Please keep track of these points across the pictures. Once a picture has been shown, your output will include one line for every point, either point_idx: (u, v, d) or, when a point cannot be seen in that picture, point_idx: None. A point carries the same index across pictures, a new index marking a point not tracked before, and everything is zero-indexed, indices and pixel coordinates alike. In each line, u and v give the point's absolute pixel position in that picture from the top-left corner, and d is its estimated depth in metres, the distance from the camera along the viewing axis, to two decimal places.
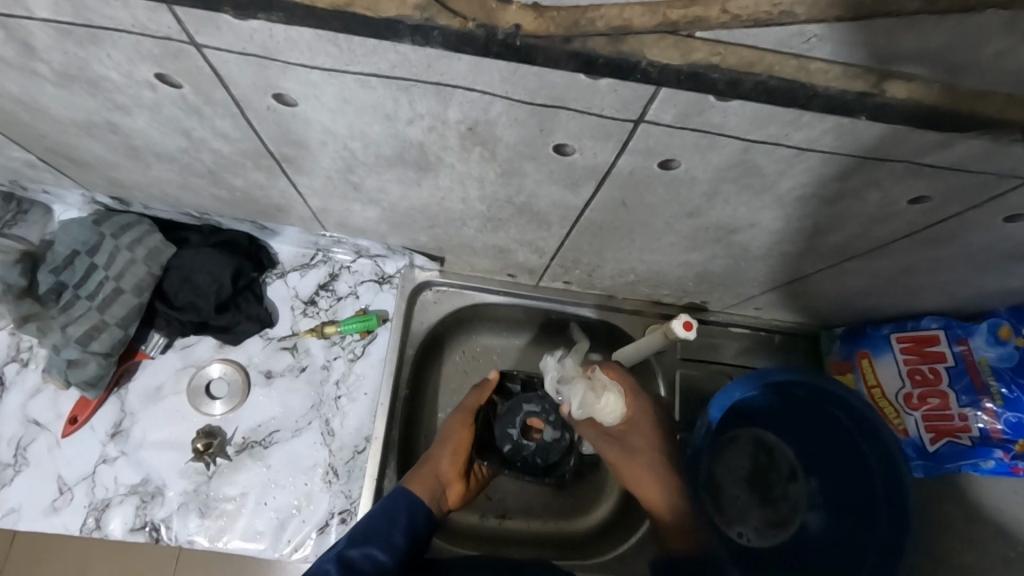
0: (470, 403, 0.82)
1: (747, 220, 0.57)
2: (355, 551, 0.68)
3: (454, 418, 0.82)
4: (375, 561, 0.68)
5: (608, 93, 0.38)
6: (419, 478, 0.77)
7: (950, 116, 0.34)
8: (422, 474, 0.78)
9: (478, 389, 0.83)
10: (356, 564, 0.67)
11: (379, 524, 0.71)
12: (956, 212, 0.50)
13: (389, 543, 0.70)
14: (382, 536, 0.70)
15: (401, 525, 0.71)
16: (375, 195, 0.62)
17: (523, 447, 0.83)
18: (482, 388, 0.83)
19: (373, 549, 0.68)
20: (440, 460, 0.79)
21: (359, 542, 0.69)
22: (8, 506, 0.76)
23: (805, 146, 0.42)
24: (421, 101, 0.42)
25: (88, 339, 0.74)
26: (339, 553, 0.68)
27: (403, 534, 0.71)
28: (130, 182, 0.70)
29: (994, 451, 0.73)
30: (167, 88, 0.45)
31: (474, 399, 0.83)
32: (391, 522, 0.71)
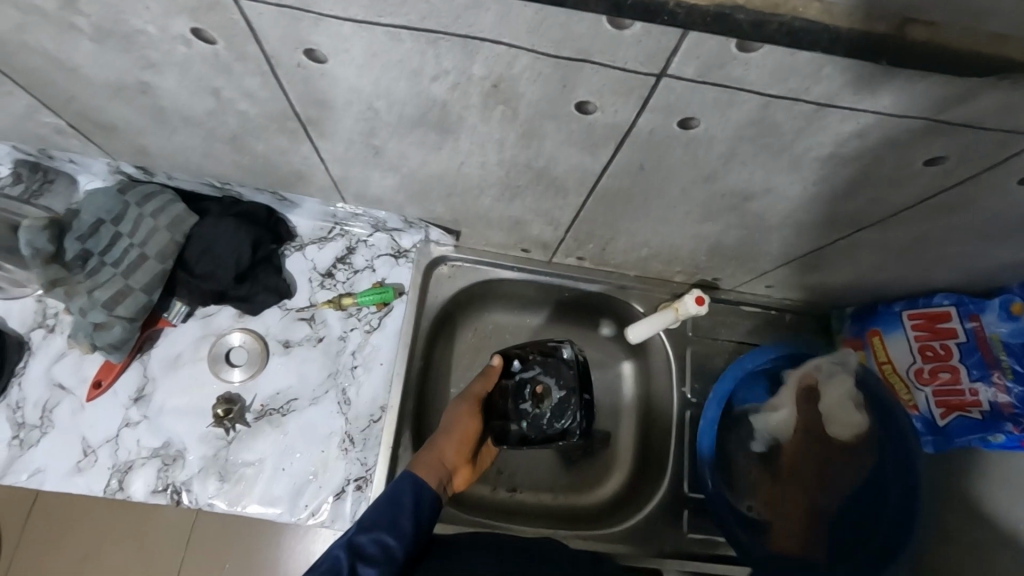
0: (476, 390, 0.79)
1: (763, 186, 0.57)
2: (363, 536, 0.62)
3: (459, 406, 0.79)
4: (386, 548, 0.62)
5: (632, 44, 0.39)
6: (424, 462, 0.72)
7: (970, 59, 0.35)
8: (427, 458, 0.73)
9: (483, 376, 0.80)
10: (366, 552, 0.61)
11: (385, 512, 0.64)
12: (973, 174, 0.51)
13: (397, 528, 0.63)
14: (388, 522, 0.63)
15: (408, 510, 0.65)
16: (396, 162, 0.64)
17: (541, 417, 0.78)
18: (486, 374, 0.81)
19: (382, 534, 0.62)
20: (445, 445, 0.75)
21: (367, 528, 0.63)
22: (35, 466, 0.78)
23: (824, 101, 0.43)
24: (448, 55, 0.43)
25: (113, 304, 0.76)
26: (348, 540, 0.62)
27: (412, 520, 0.64)
28: (155, 148, 0.71)
29: (1005, 424, 0.72)
30: (200, 44, 0.47)
31: (481, 387, 0.80)
32: (398, 505, 0.65)
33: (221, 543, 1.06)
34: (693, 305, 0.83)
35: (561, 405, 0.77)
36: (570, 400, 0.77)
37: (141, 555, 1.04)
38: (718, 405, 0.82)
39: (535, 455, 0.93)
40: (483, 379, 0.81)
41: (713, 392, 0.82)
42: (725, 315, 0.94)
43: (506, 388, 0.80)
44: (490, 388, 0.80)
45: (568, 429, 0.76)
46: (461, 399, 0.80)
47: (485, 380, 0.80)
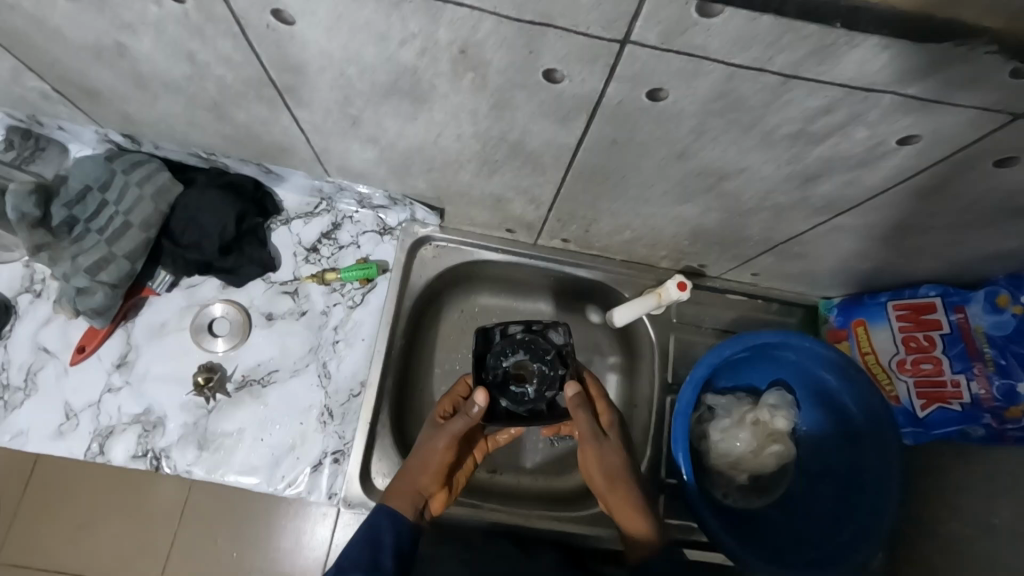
0: (455, 428, 0.72)
1: (738, 165, 0.57)
2: None
3: (435, 441, 0.74)
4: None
5: (591, 7, 0.39)
6: (397, 491, 0.73)
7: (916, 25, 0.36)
8: (400, 485, 0.73)
9: (467, 415, 0.72)
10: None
11: (365, 551, 0.67)
12: (947, 154, 0.50)
13: (377, 566, 0.65)
14: (368, 562, 0.65)
15: (387, 547, 0.67)
16: (374, 133, 0.64)
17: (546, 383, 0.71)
18: (467, 407, 0.71)
19: (363, 574, 0.64)
20: (419, 475, 0.73)
21: (347, 569, 0.65)
22: (18, 428, 0.79)
23: (789, 72, 0.42)
24: (412, 18, 0.43)
25: (96, 270, 0.77)
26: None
27: (391, 556, 0.67)
28: (139, 116, 0.72)
29: (984, 416, 0.72)
30: (170, 4, 0.47)
31: (463, 426, 0.72)
32: (377, 543, 0.67)
33: (203, 518, 1.07)
34: (675, 291, 0.83)
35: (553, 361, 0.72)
36: (535, 343, 0.72)
37: (128, 522, 1.06)
38: (695, 390, 0.79)
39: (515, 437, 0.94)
40: (464, 417, 0.72)
41: (687, 378, 0.79)
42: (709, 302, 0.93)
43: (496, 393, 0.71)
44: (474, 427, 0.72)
45: (563, 355, 0.73)
46: (438, 431, 0.74)
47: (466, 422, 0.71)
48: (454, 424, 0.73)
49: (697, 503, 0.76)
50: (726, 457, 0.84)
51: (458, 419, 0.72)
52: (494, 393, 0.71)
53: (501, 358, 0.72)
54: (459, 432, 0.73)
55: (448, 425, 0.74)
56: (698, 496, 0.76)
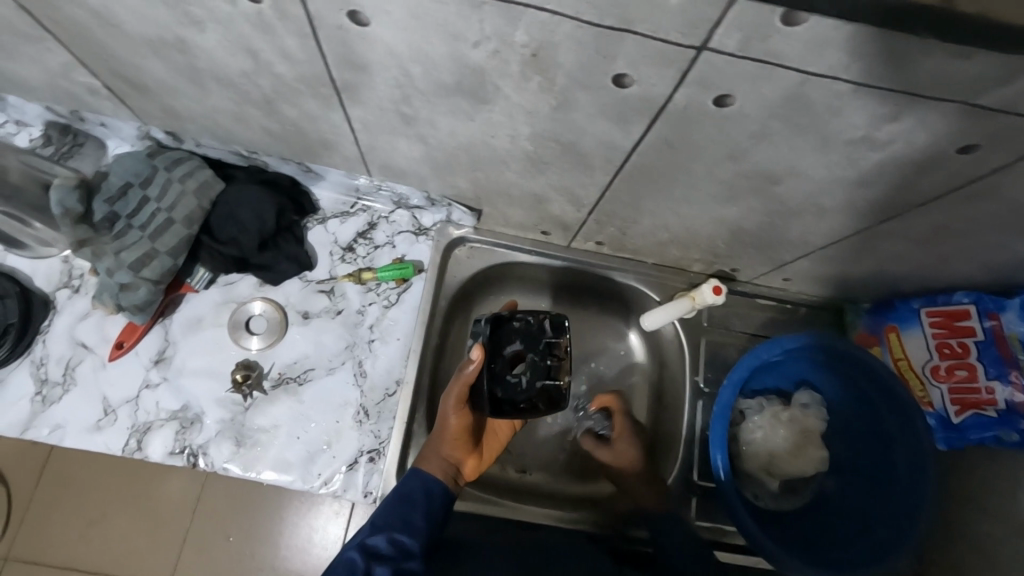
0: (454, 389, 0.74)
1: (790, 169, 0.58)
2: (375, 536, 0.67)
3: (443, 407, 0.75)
4: (400, 545, 0.67)
5: (675, 13, 0.39)
6: (420, 459, 0.75)
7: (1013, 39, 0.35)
8: (423, 454, 0.75)
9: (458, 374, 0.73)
10: (380, 552, 0.66)
11: (396, 512, 0.69)
12: (1003, 164, 0.51)
13: (408, 526, 0.68)
14: (400, 523, 0.68)
15: (416, 508, 0.70)
16: (425, 131, 0.64)
17: (538, 372, 0.71)
18: (463, 368, 0.73)
19: (395, 534, 0.67)
20: (437, 441, 0.75)
21: (380, 529, 0.67)
22: (56, 422, 0.79)
23: (862, 79, 0.43)
24: (490, 20, 0.44)
25: (139, 266, 0.77)
26: (361, 541, 0.67)
27: (423, 515, 0.70)
28: (186, 111, 0.72)
29: (1020, 423, 0.71)
30: (244, 3, 0.48)
31: (458, 384, 0.73)
32: (409, 503, 0.70)
33: (218, 513, 1.07)
34: (710, 295, 0.84)
35: (546, 352, 0.71)
36: (533, 331, 0.73)
37: (140, 517, 1.06)
38: (734, 392, 0.80)
39: (547, 437, 0.93)
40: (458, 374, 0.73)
41: (726, 380, 0.80)
42: (739, 307, 0.94)
43: (484, 381, 0.71)
44: (469, 381, 0.72)
45: (554, 342, 0.72)
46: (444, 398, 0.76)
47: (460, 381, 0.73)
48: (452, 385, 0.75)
49: (733, 499, 0.78)
50: (758, 458, 0.85)
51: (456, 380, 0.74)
52: (492, 385, 0.71)
53: (497, 352, 0.72)
54: (458, 392, 0.74)
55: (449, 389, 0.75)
56: (734, 492, 0.78)
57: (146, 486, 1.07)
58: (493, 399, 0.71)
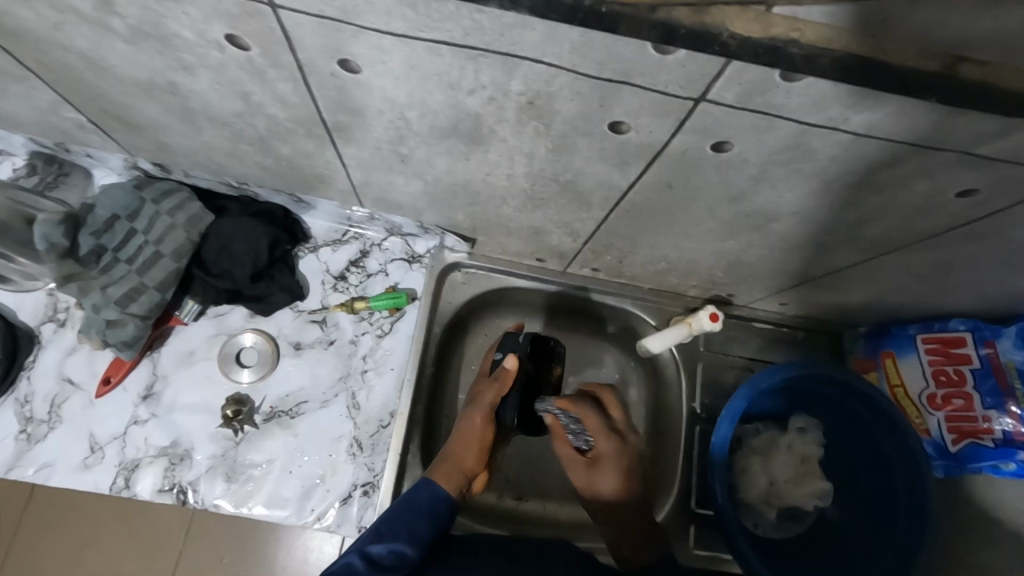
0: (488, 399, 0.72)
1: (791, 208, 0.57)
2: (378, 546, 0.60)
3: (473, 417, 0.72)
4: (404, 557, 0.60)
5: (675, 69, 0.39)
6: (440, 471, 0.71)
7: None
8: (444, 464, 0.71)
9: (496, 383, 0.72)
10: (382, 561, 0.58)
11: (400, 519, 0.63)
12: (1004, 206, 0.51)
13: (414, 538, 0.62)
14: (405, 533, 0.62)
15: (424, 518, 0.64)
16: (420, 169, 0.63)
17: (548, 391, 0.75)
18: (499, 380, 0.72)
19: (398, 542, 0.61)
20: (460, 451, 0.72)
21: (383, 537, 0.61)
22: (42, 461, 0.78)
23: (864, 131, 0.42)
24: (486, 71, 0.43)
25: (127, 301, 0.76)
26: (361, 549, 0.59)
27: (429, 528, 0.64)
28: (175, 146, 0.71)
29: (1018, 453, 0.71)
30: (234, 50, 0.46)
31: (494, 394, 0.72)
32: (416, 512, 0.65)
33: (206, 546, 1.04)
34: (707, 321, 0.81)
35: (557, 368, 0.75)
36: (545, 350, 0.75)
37: (133, 540, 1.04)
38: (731, 423, 0.79)
39: (545, 464, 0.91)
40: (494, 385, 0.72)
41: (724, 411, 0.80)
42: (736, 331, 0.93)
43: (521, 396, 0.71)
44: (508, 394, 0.71)
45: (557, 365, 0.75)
46: (472, 407, 0.73)
47: (499, 393, 0.71)
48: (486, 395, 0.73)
49: (734, 532, 0.76)
50: (758, 486, 0.84)
51: (489, 389, 0.72)
52: (525, 398, 0.72)
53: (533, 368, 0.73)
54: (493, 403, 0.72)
55: (479, 398, 0.73)
56: (734, 523, 0.77)
57: (133, 517, 1.04)
58: (524, 411, 0.71)
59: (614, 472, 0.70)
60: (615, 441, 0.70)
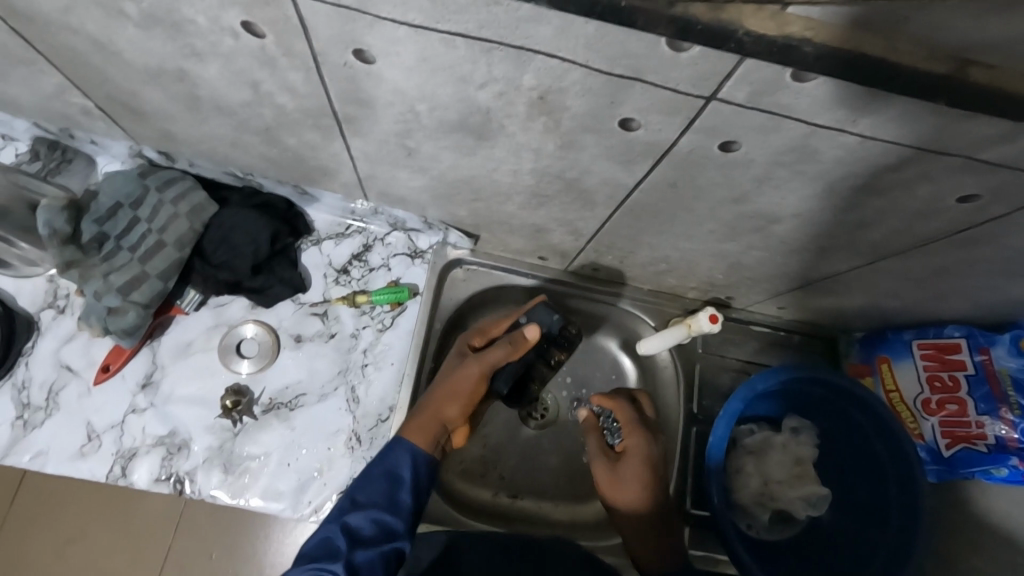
0: (495, 356, 0.71)
1: (792, 211, 0.58)
2: (357, 516, 0.62)
3: (473, 370, 0.70)
4: (384, 526, 0.62)
5: (687, 66, 0.39)
6: (419, 424, 0.69)
7: None
8: (424, 417, 0.70)
9: (510, 345, 0.71)
10: (362, 533, 0.61)
11: (380, 488, 0.64)
12: (1002, 213, 0.52)
13: (394, 505, 0.63)
14: (383, 500, 0.63)
15: (404, 485, 0.65)
16: (426, 163, 0.64)
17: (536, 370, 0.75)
18: (511, 342, 0.71)
19: (376, 512, 0.62)
20: (445, 405, 0.70)
21: (362, 507, 0.63)
22: (38, 448, 0.78)
23: (868, 133, 0.43)
24: (499, 64, 0.43)
25: (128, 289, 0.76)
26: (342, 521, 0.62)
27: (409, 493, 0.65)
28: (181, 135, 0.71)
29: (1010, 458, 0.72)
30: (248, 38, 0.47)
31: (505, 355, 0.71)
32: (394, 480, 0.65)
33: (198, 539, 1.03)
34: (706, 323, 0.81)
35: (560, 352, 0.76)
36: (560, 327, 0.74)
37: (125, 531, 1.03)
38: (729, 424, 0.80)
39: (542, 461, 0.91)
40: (506, 346, 0.71)
41: (722, 412, 0.80)
42: (734, 333, 0.94)
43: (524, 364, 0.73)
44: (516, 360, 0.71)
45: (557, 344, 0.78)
46: (473, 359, 0.71)
47: (507, 354, 0.71)
48: (494, 352, 0.71)
49: (729, 531, 0.77)
50: (752, 487, 0.85)
51: (500, 348, 0.71)
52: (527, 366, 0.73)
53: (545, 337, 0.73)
54: (498, 362, 0.71)
55: (485, 354, 0.71)
56: (730, 523, 0.77)
57: (128, 508, 1.04)
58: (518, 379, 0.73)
59: (637, 491, 0.73)
60: (640, 470, 0.73)
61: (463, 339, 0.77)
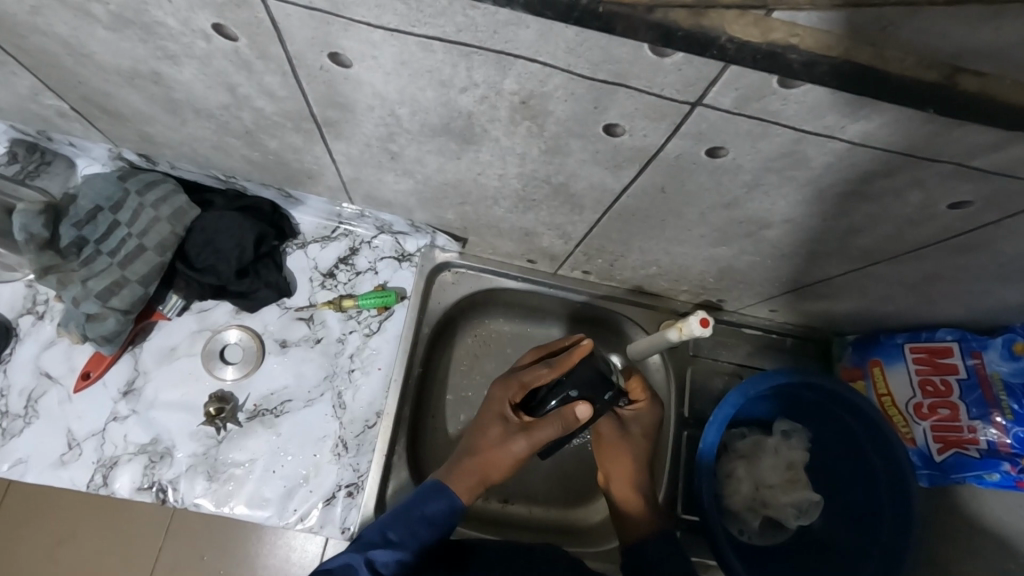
0: (546, 436, 0.66)
1: (783, 215, 0.57)
2: (382, 553, 0.61)
3: (520, 448, 0.67)
4: (405, 567, 0.61)
5: (671, 72, 0.38)
6: (467, 487, 0.68)
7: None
8: (469, 482, 0.68)
9: (561, 425, 0.65)
10: (384, 571, 0.60)
11: (409, 526, 0.63)
12: (993, 219, 0.51)
13: (421, 548, 0.63)
14: (410, 541, 0.62)
15: (433, 528, 0.64)
16: (411, 167, 0.62)
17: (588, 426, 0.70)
18: (560, 423, 0.66)
19: (402, 553, 0.61)
20: (492, 471, 0.68)
21: (388, 544, 0.62)
22: (17, 457, 0.76)
23: (858, 139, 0.42)
24: (479, 68, 0.42)
25: (107, 295, 0.75)
26: (366, 554, 0.61)
27: (436, 536, 0.64)
28: (161, 137, 0.69)
29: (1001, 464, 0.71)
30: (222, 40, 0.45)
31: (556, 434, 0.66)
32: (423, 522, 0.64)
33: (186, 543, 1.02)
34: (695, 328, 0.77)
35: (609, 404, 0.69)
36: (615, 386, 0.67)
37: (112, 536, 1.02)
38: (720, 427, 0.79)
39: (532, 465, 0.90)
40: (557, 426, 0.66)
41: (713, 416, 0.79)
42: (726, 336, 0.93)
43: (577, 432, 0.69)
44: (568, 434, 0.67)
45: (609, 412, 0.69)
46: (521, 435, 0.67)
47: (558, 432, 0.66)
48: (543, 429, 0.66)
49: (719, 537, 0.76)
50: (743, 491, 0.84)
51: (552, 427, 0.66)
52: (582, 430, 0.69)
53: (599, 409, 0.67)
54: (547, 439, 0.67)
55: (535, 433, 0.67)
56: (720, 529, 0.76)
57: (116, 513, 1.02)
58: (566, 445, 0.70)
59: (629, 455, 0.74)
60: (640, 438, 0.74)
61: (502, 395, 0.70)
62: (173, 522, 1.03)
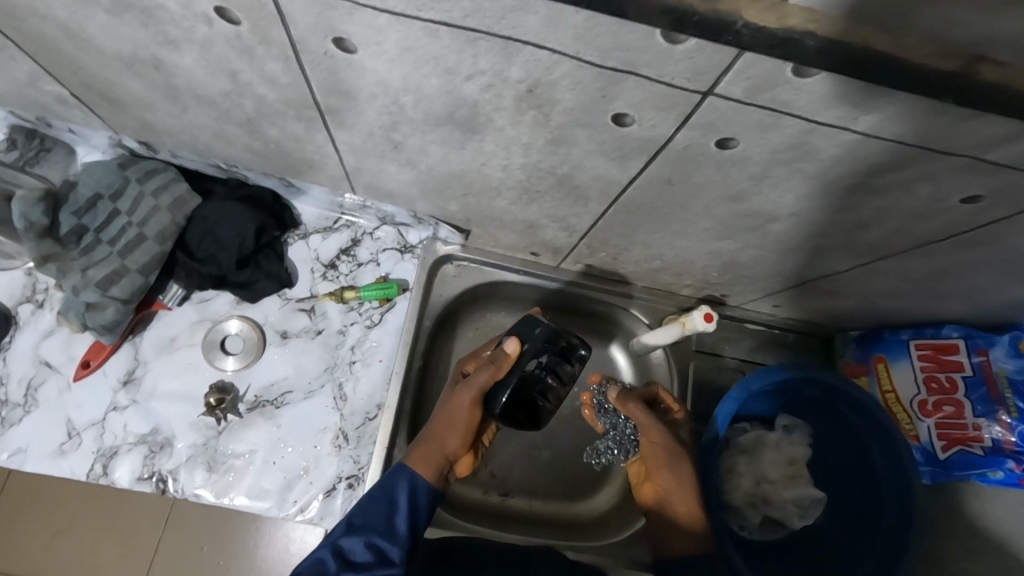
0: (480, 379, 0.69)
1: (792, 209, 0.56)
2: (351, 540, 0.59)
3: (461, 396, 0.70)
4: (377, 551, 0.59)
5: (682, 60, 0.37)
6: (420, 454, 0.68)
7: None
8: (425, 449, 0.69)
9: (492, 365, 0.69)
10: (354, 558, 0.58)
11: (376, 511, 0.62)
12: (1004, 215, 0.50)
13: (391, 531, 0.60)
14: (380, 525, 0.61)
15: (401, 512, 0.62)
16: (414, 157, 0.62)
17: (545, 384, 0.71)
18: (492, 364, 0.69)
19: (371, 535, 0.59)
20: (445, 437, 0.69)
21: (357, 530, 0.60)
22: (16, 446, 0.76)
23: (871, 131, 0.41)
24: (485, 56, 0.41)
25: (107, 284, 0.74)
26: (335, 544, 0.59)
27: (407, 521, 0.62)
28: (161, 125, 0.68)
29: (1006, 462, 0.71)
30: (223, 24, 0.44)
31: (490, 376, 0.69)
32: (389, 504, 0.63)
33: (186, 534, 1.02)
34: (699, 322, 0.77)
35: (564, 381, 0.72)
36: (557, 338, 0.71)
37: (111, 525, 1.02)
38: (723, 423, 0.78)
39: (532, 459, 0.89)
40: (490, 368, 0.69)
41: (717, 411, 0.79)
42: (728, 332, 0.93)
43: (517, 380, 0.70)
44: (504, 378, 0.69)
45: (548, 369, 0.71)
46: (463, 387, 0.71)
47: (492, 372, 0.69)
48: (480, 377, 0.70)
49: (720, 532, 0.75)
50: (745, 487, 0.84)
51: (484, 370, 0.70)
52: (524, 378, 0.70)
53: (531, 354, 0.70)
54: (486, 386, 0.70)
55: (472, 379, 0.70)
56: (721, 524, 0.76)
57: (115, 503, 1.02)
58: (513, 399, 0.71)
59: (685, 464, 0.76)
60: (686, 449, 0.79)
61: (457, 368, 0.77)
62: (172, 513, 1.03)
